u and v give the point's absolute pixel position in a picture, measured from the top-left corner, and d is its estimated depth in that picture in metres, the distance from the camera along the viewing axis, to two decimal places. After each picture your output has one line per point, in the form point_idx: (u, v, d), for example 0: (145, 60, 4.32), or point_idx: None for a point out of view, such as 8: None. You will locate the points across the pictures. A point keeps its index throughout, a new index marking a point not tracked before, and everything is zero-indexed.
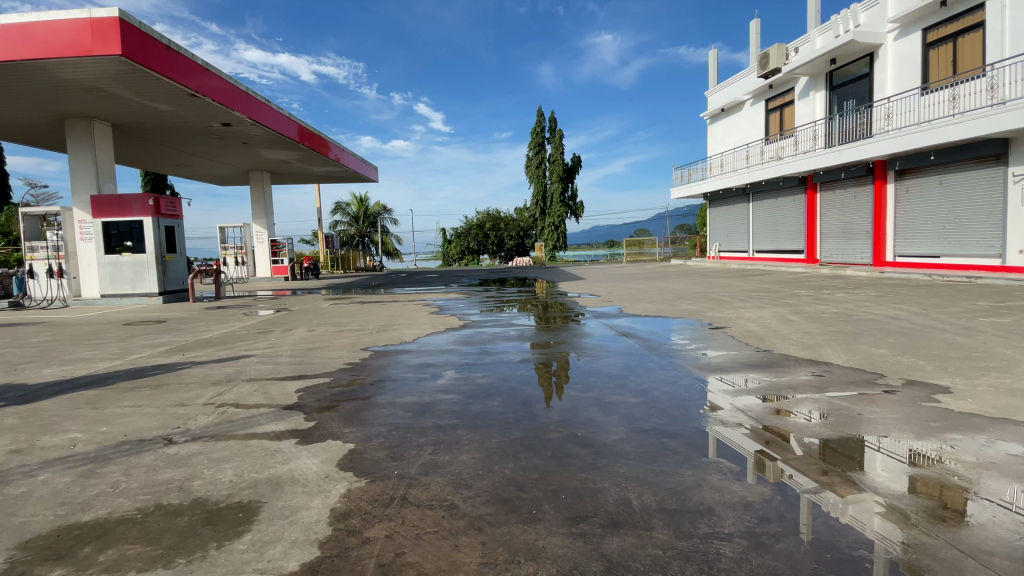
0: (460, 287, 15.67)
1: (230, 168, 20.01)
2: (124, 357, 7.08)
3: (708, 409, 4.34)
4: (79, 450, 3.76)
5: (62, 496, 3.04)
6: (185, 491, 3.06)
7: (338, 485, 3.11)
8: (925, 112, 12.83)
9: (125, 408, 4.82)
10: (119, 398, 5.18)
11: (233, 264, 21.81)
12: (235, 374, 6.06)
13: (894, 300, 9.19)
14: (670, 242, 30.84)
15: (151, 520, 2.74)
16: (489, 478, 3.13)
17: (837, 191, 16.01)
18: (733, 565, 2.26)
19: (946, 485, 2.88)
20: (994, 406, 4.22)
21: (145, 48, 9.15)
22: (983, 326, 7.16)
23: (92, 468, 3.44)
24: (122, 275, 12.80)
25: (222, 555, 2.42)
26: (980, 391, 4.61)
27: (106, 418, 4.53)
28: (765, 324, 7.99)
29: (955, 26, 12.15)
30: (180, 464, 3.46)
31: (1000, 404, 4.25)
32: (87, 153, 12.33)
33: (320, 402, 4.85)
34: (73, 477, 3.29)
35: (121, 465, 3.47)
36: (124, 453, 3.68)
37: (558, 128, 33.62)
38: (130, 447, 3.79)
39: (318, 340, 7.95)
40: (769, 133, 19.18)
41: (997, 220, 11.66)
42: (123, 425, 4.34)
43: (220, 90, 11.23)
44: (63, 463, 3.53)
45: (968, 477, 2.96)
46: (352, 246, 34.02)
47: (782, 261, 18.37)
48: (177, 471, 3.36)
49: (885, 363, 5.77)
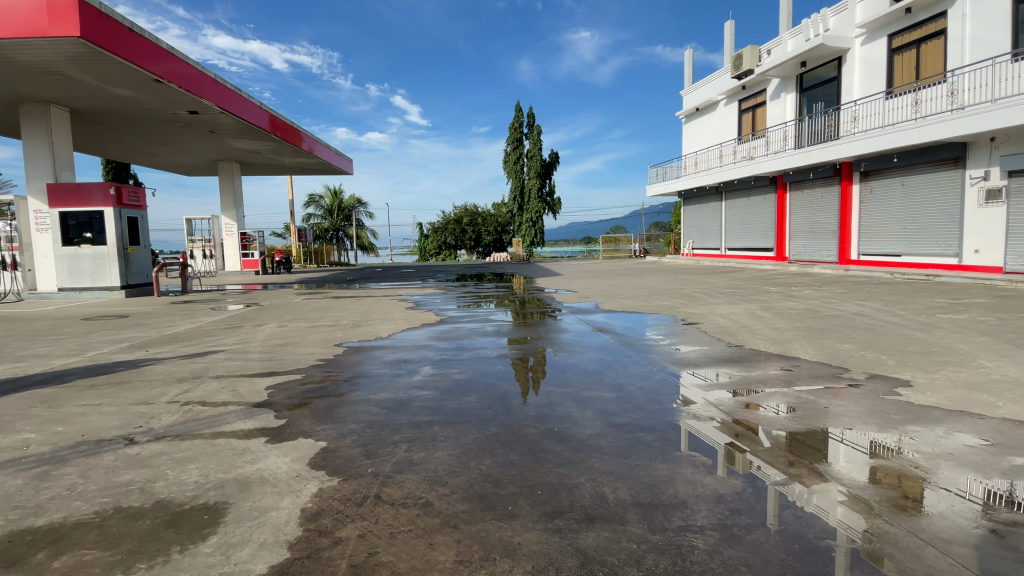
0: (436, 282, 15.45)
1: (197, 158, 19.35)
2: (84, 354, 6.78)
3: (681, 403, 4.43)
4: (32, 451, 3.57)
5: (13, 499, 2.89)
6: (146, 493, 2.94)
7: (309, 484, 3.04)
8: (889, 116, 13.32)
9: (84, 407, 4.61)
10: (77, 397, 4.95)
11: (200, 257, 20.69)
12: (201, 371, 5.86)
13: (859, 296, 9.53)
14: (645, 239, 31.09)
15: (110, 523, 2.62)
16: (465, 475, 3.11)
17: (805, 191, 16.46)
18: (705, 557, 2.30)
19: (905, 475, 3.00)
20: (952, 399, 4.41)
21: (106, 31, 8.72)
22: (941, 322, 7.49)
23: (46, 470, 3.27)
24: (82, 268, 12.24)
25: (186, 559, 2.34)
26: (938, 384, 4.83)
27: (63, 418, 4.32)
28: (736, 320, 8.19)
29: (919, 32, 12.59)
30: (142, 465, 3.32)
31: (957, 397, 4.46)
32: (43, 141, 11.69)
33: (291, 399, 4.74)
34: (26, 480, 3.13)
35: (78, 466, 3.31)
36: (82, 453, 3.51)
37: (536, 124, 33.28)
38: (88, 448, 3.62)
39: (289, 335, 7.77)
40: (742, 133, 19.56)
41: (954, 222, 12.17)
42: (81, 424, 4.15)
43: (186, 77, 10.79)
44: (16, 465, 3.35)
45: (926, 467, 3.09)
46: (327, 240, 33.18)
47: (754, 259, 18.88)
48: (139, 472, 3.22)
49: (850, 357, 6.00)
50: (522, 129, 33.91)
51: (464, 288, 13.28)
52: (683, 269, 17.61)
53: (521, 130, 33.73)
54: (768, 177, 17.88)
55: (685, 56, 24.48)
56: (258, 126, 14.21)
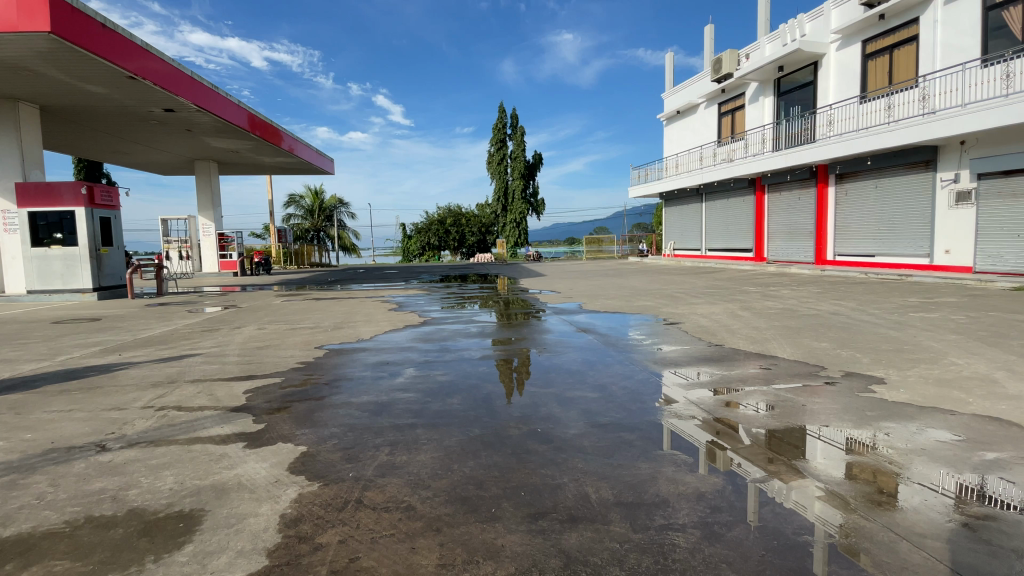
0: (420, 283, 15.34)
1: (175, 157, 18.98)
2: (54, 358, 6.57)
3: (663, 402, 4.46)
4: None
5: None
6: (119, 502, 2.85)
7: (288, 490, 2.98)
8: (864, 120, 13.65)
9: (53, 413, 4.46)
10: (46, 403, 4.79)
11: (177, 259, 20.74)
12: (177, 376, 5.72)
13: (834, 296, 9.69)
14: (628, 240, 31.31)
15: (81, 533, 2.54)
16: (448, 477, 3.08)
17: (783, 193, 16.78)
18: (687, 555, 2.32)
19: (880, 470, 3.07)
20: (924, 395, 4.53)
21: (77, 27, 8.47)
22: (914, 320, 7.69)
23: (13, 479, 3.15)
24: (52, 270, 11.85)
25: (160, 569, 2.27)
26: (911, 381, 4.96)
27: (31, 425, 4.18)
28: (717, 319, 8.30)
29: (892, 38, 12.92)
30: (115, 472, 3.23)
31: (929, 394, 4.58)
32: (12, 137, 11.33)
33: (270, 403, 4.66)
34: None
35: (47, 474, 3.21)
36: (52, 461, 3.40)
37: (520, 125, 33.31)
38: (58, 455, 3.51)
39: (269, 338, 7.64)
40: (722, 135, 19.85)
41: (925, 223, 12.52)
42: (51, 431, 4.02)
43: (162, 74, 10.53)
44: None
45: (900, 463, 3.16)
46: (308, 241, 32.76)
47: (734, 259, 19.16)
48: (111, 479, 3.13)
49: (827, 355, 6.12)
50: (506, 129, 33.91)
51: (448, 288, 13.52)
52: (663, 269, 17.98)
53: (505, 131, 33.72)
54: (747, 179, 18.16)
55: (668, 59, 24.72)
56: (236, 124, 13.95)
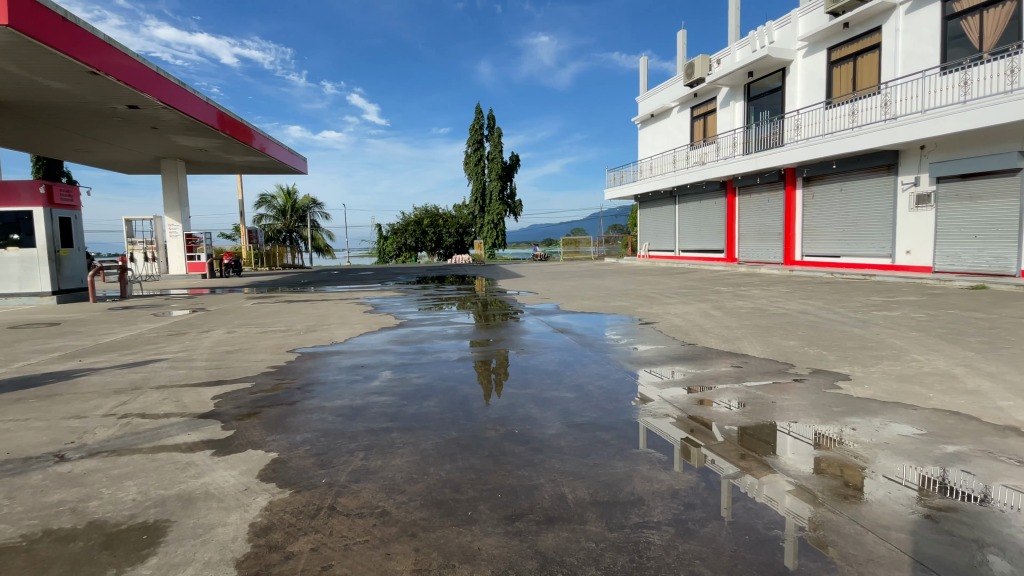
0: (397, 285, 15.17)
1: (139, 155, 18.35)
2: (10, 365, 6.26)
3: (639, 401, 4.50)
4: None
5: None
6: (79, 514, 2.72)
7: (258, 498, 2.89)
8: (829, 125, 14.09)
9: (9, 422, 4.24)
10: (1, 412, 4.56)
11: (141, 260, 20.12)
12: (141, 382, 5.52)
13: (801, 296, 9.92)
14: (603, 241, 31.61)
15: (38, 547, 2.42)
16: (423, 481, 3.04)
17: (753, 196, 17.17)
18: (662, 552, 2.33)
19: (847, 465, 3.15)
20: (887, 391, 4.68)
21: (35, 21, 8.08)
22: (877, 318, 7.96)
23: None
24: (8, 272, 11.33)
25: None
26: (874, 377, 5.13)
27: None
28: (689, 318, 8.44)
29: (856, 46, 13.37)
30: (75, 483, 3.08)
31: (894, 389, 4.73)
32: None
33: (239, 408, 4.53)
34: None
35: (2, 487, 3.04)
36: (7, 473, 3.23)
37: (497, 126, 33.31)
38: (14, 467, 3.33)
39: (238, 342, 7.44)
40: (694, 138, 20.20)
41: (887, 224, 12.98)
42: (6, 441, 3.82)
43: (125, 69, 10.16)
44: None
45: (866, 457, 3.26)
46: (279, 242, 32.07)
47: (706, 260, 19.52)
48: (71, 491, 2.98)
49: (795, 353, 6.28)
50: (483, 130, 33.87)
51: (425, 287, 13.93)
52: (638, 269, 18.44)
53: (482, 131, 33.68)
54: (719, 182, 18.52)
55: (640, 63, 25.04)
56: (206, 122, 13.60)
